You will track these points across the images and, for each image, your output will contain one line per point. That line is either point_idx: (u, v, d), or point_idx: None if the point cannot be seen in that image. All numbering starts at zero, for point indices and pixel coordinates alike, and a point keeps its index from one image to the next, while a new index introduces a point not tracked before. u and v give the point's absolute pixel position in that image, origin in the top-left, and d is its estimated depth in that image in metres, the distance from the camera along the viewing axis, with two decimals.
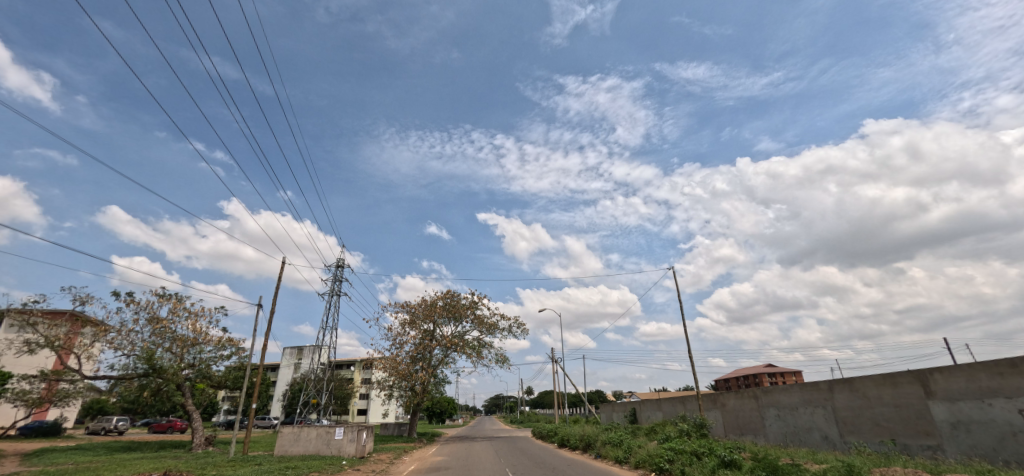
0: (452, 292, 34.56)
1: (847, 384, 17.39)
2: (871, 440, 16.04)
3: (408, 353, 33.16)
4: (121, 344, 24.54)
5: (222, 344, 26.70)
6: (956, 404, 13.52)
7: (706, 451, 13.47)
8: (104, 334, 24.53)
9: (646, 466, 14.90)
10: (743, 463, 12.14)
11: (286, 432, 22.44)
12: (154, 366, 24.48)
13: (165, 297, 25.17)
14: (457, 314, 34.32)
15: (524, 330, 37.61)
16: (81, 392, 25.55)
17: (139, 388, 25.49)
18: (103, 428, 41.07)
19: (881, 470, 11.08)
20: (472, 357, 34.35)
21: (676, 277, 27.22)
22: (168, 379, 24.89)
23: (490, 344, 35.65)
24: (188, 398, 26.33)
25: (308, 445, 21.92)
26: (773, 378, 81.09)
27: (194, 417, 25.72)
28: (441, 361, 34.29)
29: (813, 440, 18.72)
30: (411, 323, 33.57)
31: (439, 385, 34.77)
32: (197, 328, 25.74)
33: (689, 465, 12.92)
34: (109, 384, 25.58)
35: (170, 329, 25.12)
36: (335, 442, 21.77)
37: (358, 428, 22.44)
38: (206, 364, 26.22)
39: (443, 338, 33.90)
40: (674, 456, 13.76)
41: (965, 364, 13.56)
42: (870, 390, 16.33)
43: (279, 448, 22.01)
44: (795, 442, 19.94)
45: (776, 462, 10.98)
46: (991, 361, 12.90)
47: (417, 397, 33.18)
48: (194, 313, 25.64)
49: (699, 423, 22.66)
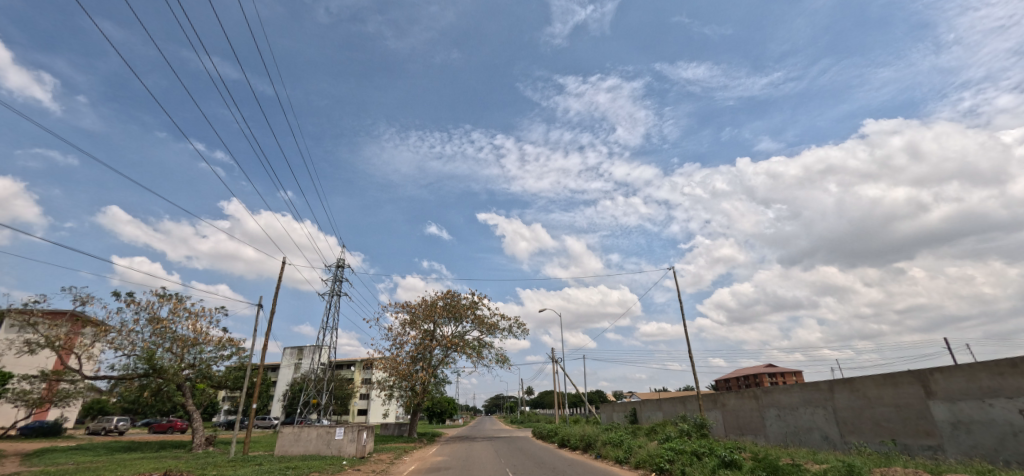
0: (452, 292, 34.55)
1: (847, 384, 17.43)
2: (871, 440, 16.03)
3: (409, 353, 33.15)
4: (122, 345, 24.55)
5: (222, 344, 26.72)
6: (956, 404, 13.51)
7: (706, 451, 13.49)
8: (104, 334, 24.54)
9: (646, 466, 14.93)
10: (743, 463, 12.13)
11: (286, 432, 22.43)
12: (154, 366, 24.51)
13: (166, 297, 25.20)
14: (458, 313, 34.32)
15: (524, 330, 37.58)
16: (81, 392, 25.55)
17: (139, 388, 25.50)
18: (103, 428, 41.08)
19: (882, 470, 11.12)
20: (472, 357, 34.33)
21: (676, 277, 27.19)
22: (169, 379, 24.90)
23: (490, 344, 35.64)
24: (188, 398, 26.33)
25: (309, 445, 21.93)
26: (773, 378, 81.06)
27: (194, 417, 25.73)
28: (441, 361, 34.26)
29: (814, 440, 18.71)
30: (410, 323, 33.55)
31: (439, 385, 34.74)
32: (198, 328, 25.76)
33: (690, 465, 12.92)
34: (110, 384, 25.57)
35: (171, 329, 25.15)
36: (336, 442, 21.77)
37: (358, 428, 22.45)
38: (207, 364, 26.24)
39: (443, 338, 33.90)
40: (674, 456, 13.75)
41: (966, 364, 13.54)
42: (870, 390, 16.34)
43: (279, 448, 22.02)
44: (795, 442, 19.97)
45: (776, 462, 10.97)
46: (992, 360, 12.89)
47: (417, 397, 33.17)
48: (194, 313, 25.65)
49: (700, 423, 22.64)
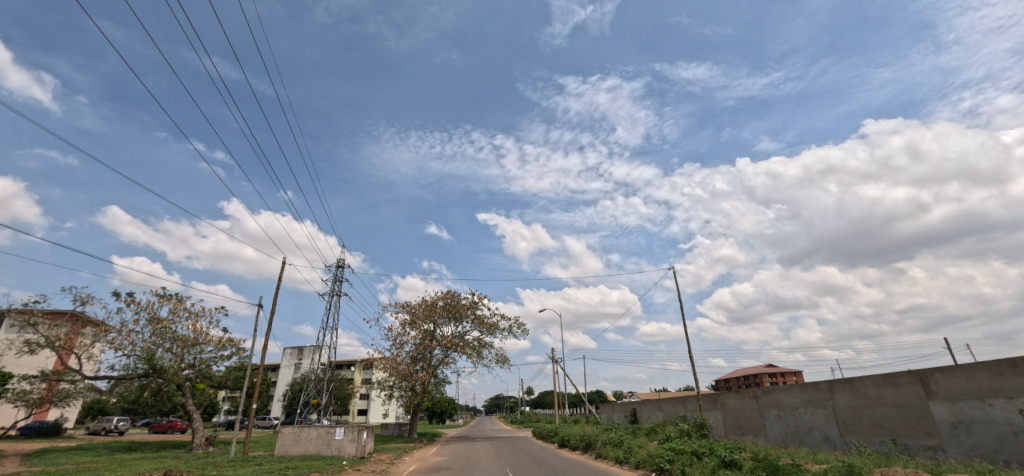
0: (452, 292, 34.55)
1: (847, 384, 17.43)
2: (872, 440, 16.02)
3: (409, 353, 33.14)
4: (122, 345, 24.54)
5: (222, 344, 26.72)
6: (957, 404, 13.51)
7: (706, 451, 13.49)
8: (104, 334, 24.55)
9: (647, 466, 14.93)
10: (744, 464, 12.12)
11: (286, 432, 22.42)
12: (154, 367, 24.51)
13: (166, 297, 25.20)
14: (458, 314, 34.33)
15: (524, 331, 37.52)
16: (81, 392, 25.55)
17: (139, 388, 25.48)
18: (103, 428, 41.07)
19: (882, 470, 11.16)
20: (472, 357, 34.33)
21: (676, 277, 27.25)
22: (169, 379, 24.90)
23: (490, 344, 35.63)
24: (188, 398, 26.33)
25: (309, 445, 21.92)
26: (773, 378, 81.05)
27: (194, 417, 25.72)
28: (441, 361, 34.26)
29: (814, 440, 18.70)
30: (411, 323, 33.55)
31: (439, 385, 34.73)
32: (198, 328, 25.76)
33: (690, 465, 12.91)
34: (110, 384, 25.57)
35: (171, 329, 25.14)
36: (336, 443, 21.76)
37: (358, 428, 22.44)
38: (207, 364, 26.23)
39: (443, 338, 33.91)
40: (674, 457, 13.74)
41: (966, 364, 13.55)
42: (870, 390, 16.34)
43: (279, 448, 22.02)
44: (795, 442, 19.97)
45: (776, 462, 10.97)
46: (992, 360, 12.89)
47: (417, 397, 33.16)
48: (194, 313, 25.66)
49: (700, 423, 22.62)
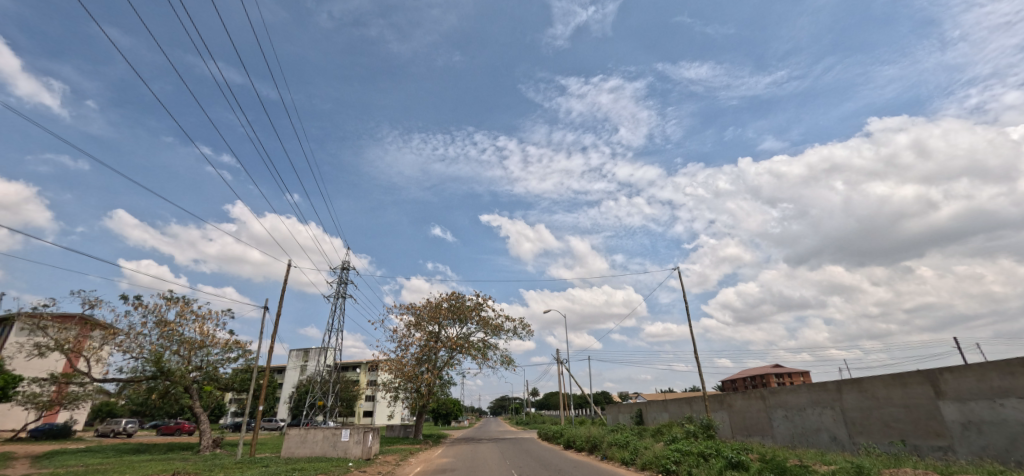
0: (456, 293, 34.55)
1: (856, 384, 17.23)
2: (881, 441, 15.85)
3: (414, 354, 33.23)
4: (130, 347, 24.73)
5: (228, 346, 26.86)
6: (967, 404, 13.38)
7: (714, 453, 13.38)
8: (113, 337, 24.74)
9: (653, 467, 14.88)
10: (751, 464, 12.07)
11: (292, 434, 22.50)
12: (162, 369, 24.74)
13: (173, 300, 25.41)
14: (463, 315, 34.32)
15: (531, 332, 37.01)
16: (91, 395, 25.72)
17: (148, 390, 25.66)
18: (112, 430, 41.22)
19: (893, 471, 11.13)
20: (478, 358, 34.26)
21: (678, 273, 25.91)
22: (177, 381, 25.11)
23: (495, 345, 35.51)
24: (196, 400, 26.44)
25: (315, 446, 21.97)
26: (781, 378, 80.36)
27: (201, 419, 25.78)
28: (446, 363, 34.26)
29: (822, 441, 18.57)
30: (416, 325, 33.61)
31: (445, 386, 34.62)
32: (205, 330, 25.93)
33: (696, 466, 12.86)
34: (119, 387, 25.74)
35: (178, 332, 25.32)
36: (341, 444, 21.83)
37: (364, 430, 22.54)
38: (214, 366, 26.33)
39: (448, 339, 33.84)
40: (681, 457, 13.69)
41: (977, 364, 13.40)
42: (879, 390, 16.17)
43: (286, 450, 22.12)
44: (803, 442, 19.78)
45: (784, 463, 10.77)
46: (1003, 360, 12.74)
47: (423, 399, 33.00)
48: (201, 316, 25.85)
49: (706, 424, 22.56)
